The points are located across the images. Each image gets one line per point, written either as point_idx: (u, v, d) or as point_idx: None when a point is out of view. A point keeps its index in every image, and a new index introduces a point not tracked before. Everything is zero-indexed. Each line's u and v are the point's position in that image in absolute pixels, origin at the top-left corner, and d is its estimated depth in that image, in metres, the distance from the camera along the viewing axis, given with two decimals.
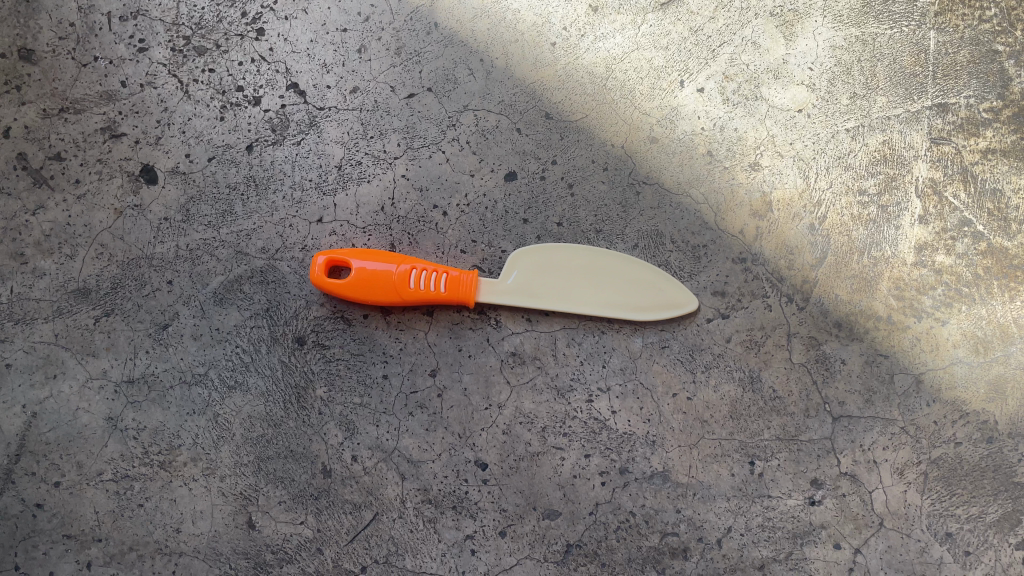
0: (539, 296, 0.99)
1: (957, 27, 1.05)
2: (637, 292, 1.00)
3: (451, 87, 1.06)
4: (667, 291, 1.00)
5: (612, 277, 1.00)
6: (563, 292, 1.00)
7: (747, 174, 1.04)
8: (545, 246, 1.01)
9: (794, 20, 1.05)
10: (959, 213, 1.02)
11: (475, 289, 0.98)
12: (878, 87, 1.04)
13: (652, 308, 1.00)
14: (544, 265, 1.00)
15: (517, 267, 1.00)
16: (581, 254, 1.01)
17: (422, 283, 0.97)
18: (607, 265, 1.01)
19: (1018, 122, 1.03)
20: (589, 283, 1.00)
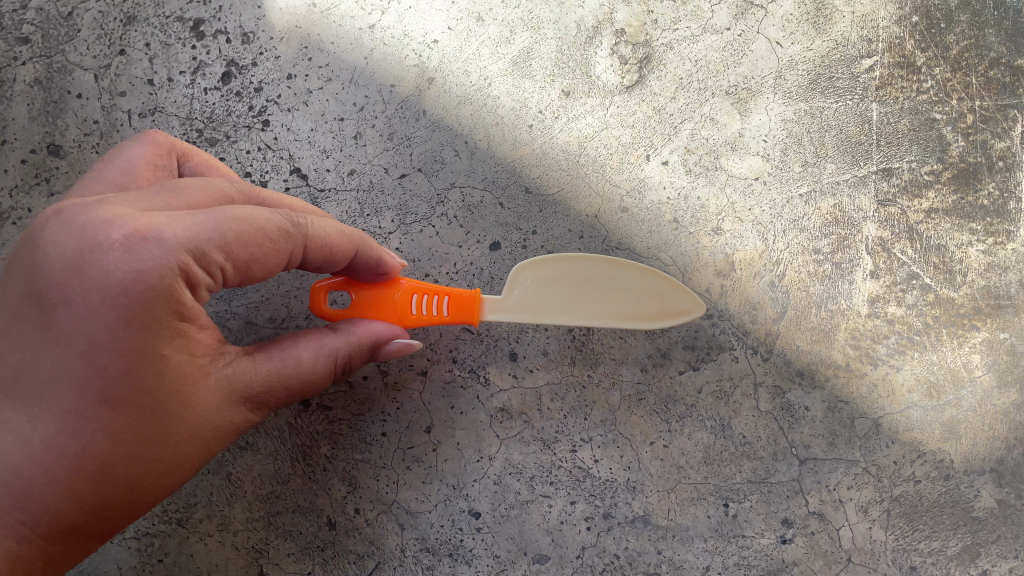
0: (544, 311, 1.01)
1: (898, 99, 1.13)
2: (642, 301, 1.02)
3: (439, 167, 1.17)
4: (673, 297, 1.02)
5: (617, 287, 1.01)
6: (569, 303, 1.01)
7: (711, 238, 1.13)
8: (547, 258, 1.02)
9: (748, 98, 1.14)
10: (907, 268, 1.11)
11: (479, 308, 0.99)
12: (827, 155, 1.13)
13: (661, 316, 1.02)
14: (548, 278, 1.01)
15: (519, 283, 1.01)
16: (586, 264, 1.01)
17: (423, 307, 0.97)
18: (613, 272, 1.02)
19: (957, 184, 1.11)
20: (593, 292, 1.01)
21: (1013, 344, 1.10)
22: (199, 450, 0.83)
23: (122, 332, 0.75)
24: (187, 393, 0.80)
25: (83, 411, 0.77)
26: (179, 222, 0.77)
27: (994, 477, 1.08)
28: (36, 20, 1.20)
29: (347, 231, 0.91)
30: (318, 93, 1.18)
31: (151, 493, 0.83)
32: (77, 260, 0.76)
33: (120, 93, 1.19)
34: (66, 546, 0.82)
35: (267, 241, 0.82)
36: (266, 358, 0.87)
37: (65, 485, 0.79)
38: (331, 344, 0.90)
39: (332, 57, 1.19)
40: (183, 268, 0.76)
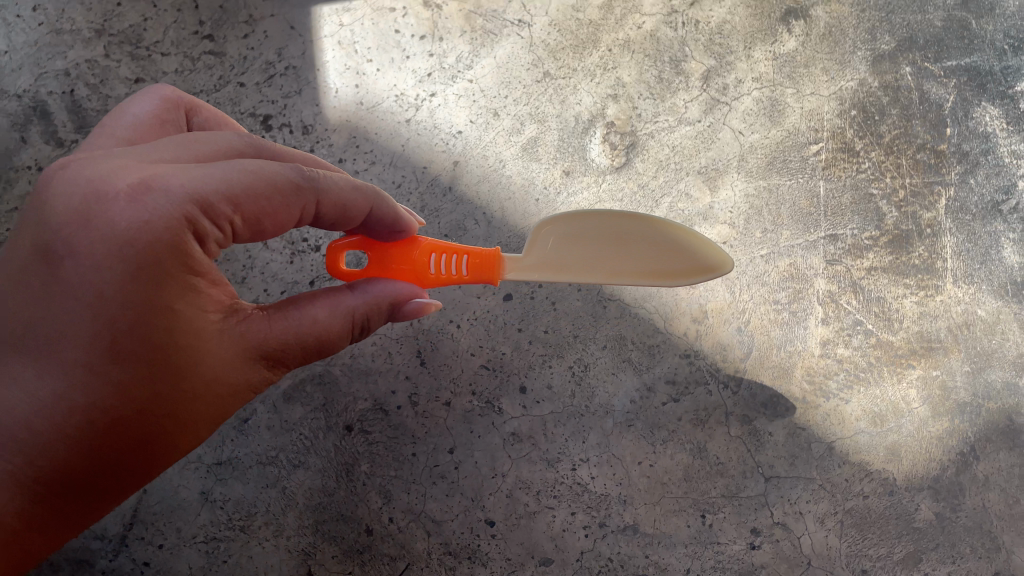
0: (565, 270, 0.96)
1: (840, 177, 1.28)
2: (669, 259, 0.95)
3: (462, 234, 1.27)
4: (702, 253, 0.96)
5: (641, 243, 0.95)
6: (591, 260, 0.96)
7: (687, 290, 1.32)
8: (568, 214, 0.97)
9: (716, 176, 1.28)
10: (852, 315, 1.29)
11: (500, 266, 0.94)
12: (783, 224, 1.28)
13: (686, 275, 0.96)
14: (570, 235, 0.96)
15: (540, 239, 0.96)
16: (611, 219, 0.95)
17: (442, 267, 0.93)
18: (636, 228, 0.96)
19: (892, 247, 1.28)
20: (618, 248, 0.95)
21: (945, 380, 1.28)
22: (212, 408, 0.81)
23: (129, 284, 0.74)
24: (197, 348, 0.78)
25: (89, 366, 0.74)
26: (185, 173, 0.75)
27: (932, 492, 1.27)
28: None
29: (364, 187, 0.88)
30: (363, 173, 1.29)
31: (166, 451, 0.81)
32: (82, 211, 0.74)
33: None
34: (83, 509, 0.81)
35: (278, 195, 0.80)
36: (281, 316, 0.83)
37: (74, 444, 0.76)
38: (349, 304, 0.85)
39: (377, 146, 1.31)
40: (190, 219, 0.75)
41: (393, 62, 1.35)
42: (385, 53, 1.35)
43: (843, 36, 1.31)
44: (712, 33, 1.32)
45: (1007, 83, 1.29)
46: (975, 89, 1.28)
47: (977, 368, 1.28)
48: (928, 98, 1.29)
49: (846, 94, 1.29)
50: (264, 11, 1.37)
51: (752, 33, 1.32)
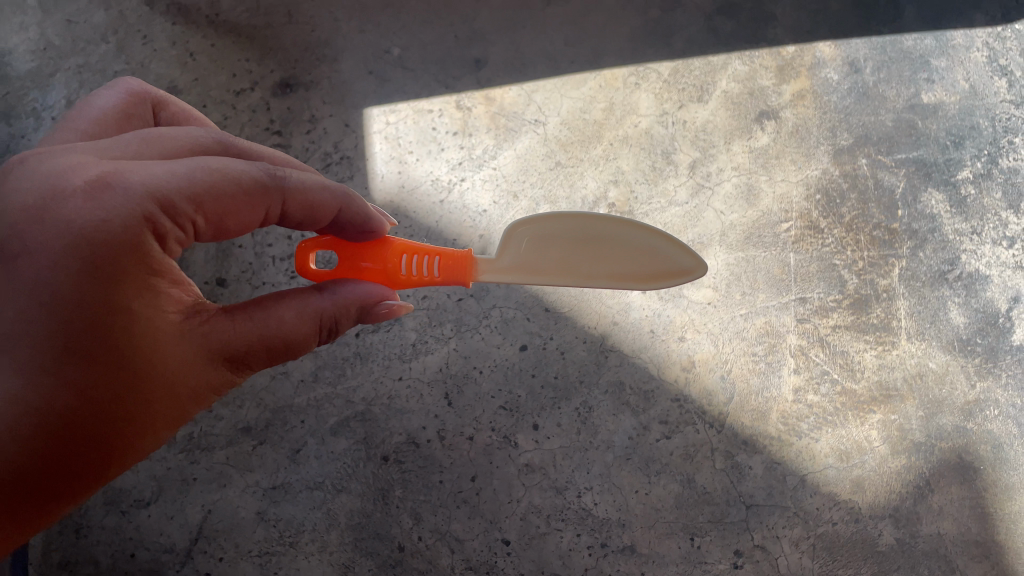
0: (538, 271, 0.98)
1: (808, 249, 1.48)
2: (640, 265, 0.97)
3: (484, 294, 1.54)
4: (672, 260, 0.98)
5: (613, 247, 0.98)
6: (565, 261, 0.98)
7: (677, 343, 1.50)
8: (543, 217, 0.99)
9: (701, 249, 1.46)
10: (820, 366, 1.48)
11: (472, 267, 0.95)
12: (759, 288, 1.48)
13: (661, 277, 0.97)
14: (543, 237, 0.99)
15: (515, 241, 0.99)
16: (585, 223, 0.98)
17: (414, 269, 0.93)
18: (609, 232, 0.98)
19: (854, 308, 1.48)
20: (590, 252, 0.97)
21: (902, 423, 1.46)
22: (173, 408, 0.81)
23: (85, 282, 0.75)
24: (155, 346, 0.78)
25: (47, 361, 0.74)
26: (146, 170, 0.78)
27: (892, 520, 1.44)
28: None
29: (336, 188, 0.89)
30: None
31: (127, 454, 0.80)
32: (41, 208, 0.76)
33: (269, 244, 1.48)
34: (34, 515, 0.77)
35: (242, 193, 0.82)
36: (247, 315, 0.84)
37: (24, 445, 0.74)
38: (314, 304, 0.86)
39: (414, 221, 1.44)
40: (148, 216, 0.77)
41: (429, 153, 1.49)
42: (423, 145, 1.49)
43: (809, 133, 1.51)
44: (696, 130, 1.50)
45: (950, 173, 1.51)
46: (920, 177, 1.50)
47: (930, 413, 1.47)
48: (882, 184, 1.50)
49: (812, 180, 1.50)
50: (324, 108, 1.50)
51: (731, 131, 1.51)
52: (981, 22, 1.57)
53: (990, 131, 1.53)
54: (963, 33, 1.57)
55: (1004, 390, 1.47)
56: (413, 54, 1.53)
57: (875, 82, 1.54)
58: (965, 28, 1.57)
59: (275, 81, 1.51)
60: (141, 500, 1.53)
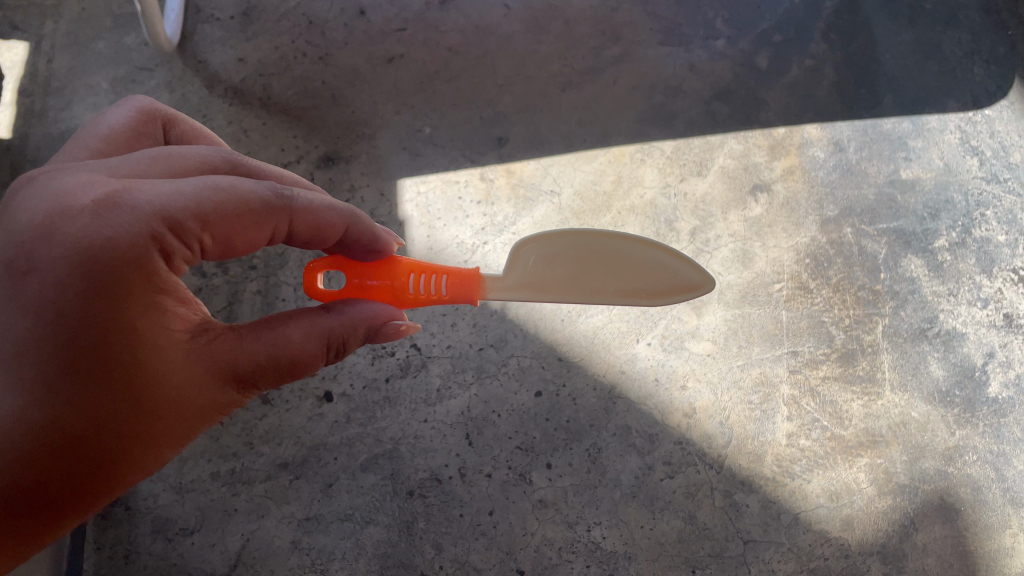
0: (547, 287, 1.02)
1: (798, 307, 1.62)
2: (648, 279, 1.01)
3: (504, 344, 1.63)
4: (680, 275, 1.01)
5: (621, 263, 1.01)
6: (571, 279, 1.01)
7: (680, 390, 1.59)
8: (552, 233, 1.03)
9: (702, 305, 1.62)
10: (810, 414, 1.58)
11: (478, 284, 0.99)
12: (754, 342, 1.60)
13: (665, 292, 1.00)
14: (552, 253, 1.02)
15: (524, 258, 1.03)
16: (592, 240, 1.01)
17: (422, 287, 0.98)
18: (616, 248, 1.01)
19: (841, 362, 1.60)
20: (599, 268, 1.01)
21: (887, 466, 1.56)
22: (178, 427, 0.85)
23: (90, 301, 0.78)
24: (160, 365, 0.82)
25: (53, 381, 0.78)
26: (154, 190, 0.81)
27: (880, 556, 1.52)
28: (262, 255, 1.63)
29: (342, 208, 0.95)
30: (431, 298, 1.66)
31: (131, 472, 0.84)
32: (47, 228, 0.79)
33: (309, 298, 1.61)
34: (42, 527, 0.82)
35: (249, 212, 0.86)
36: (253, 335, 0.88)
37: (30, 463, 0.78)
38: (319, 323, 0.91)
39: None
40: (156, 235, 0.80)
41: (455, 219, 1.63)
42: (450, 213, 1.64)
43: (799, 205, 1.67)
44: (696, 200, 1.65)
45: (928, 241, 1.66)
46: (900, 244, 1.65)
47: (913, 458, 1.57)
48: (865, 250, 1.65)
49: (802, 246, 1.64)
50: (362, 179, 1.65)
51: (728, 202, 1.66)
52: (953, 107, 1.75)
53: (964, 204, 1.69)
54: (937, 116, 1.75)
55: (981, 436, 1.58)
56: (442, 133, 1.70)
57: (858, 160, 1.70)
58: (939, 113, 1.75)
59: (319, 155, 1.67)
60: (185, 529, 1.55)
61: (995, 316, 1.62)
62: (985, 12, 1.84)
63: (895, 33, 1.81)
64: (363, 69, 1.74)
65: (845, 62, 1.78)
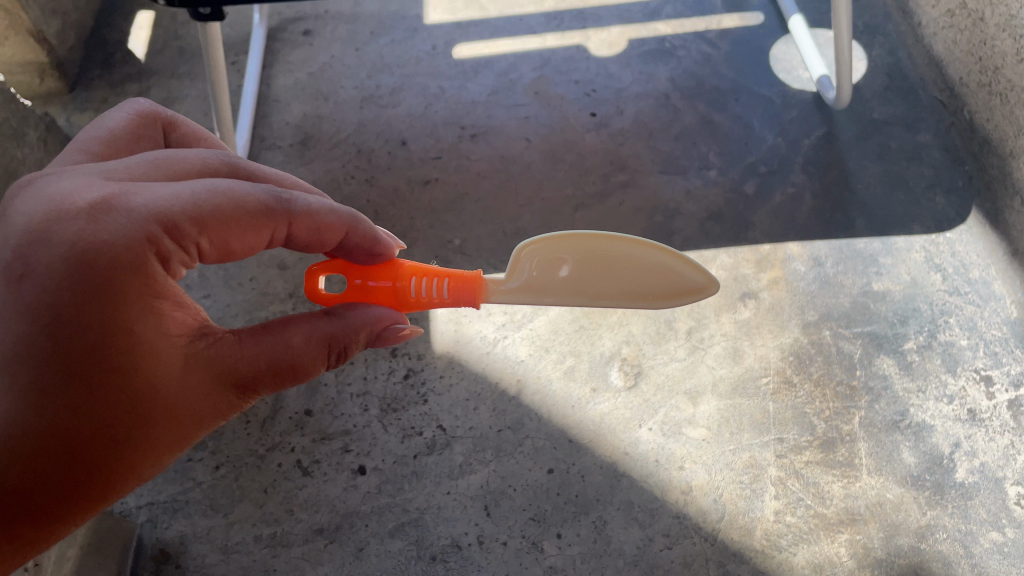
0: (547, 290, 1.20)
1: (784, 399, 1.79)
2: (638, 284, 1.19)
3: (519, 427, 1.80)
4: (665, 283, 1.19)
5: (614, 267, 1.18)
6: (572, 282, 1.19)
7: (677, 471, 1.73)
8: (553, 238, 1.19)
9: (697, 396, 1.81)
10: (795, 492, 1.69)
11: (478, 290, 1.14)
12: (745, 429, 1.76)
13: (650, 297, 1.19)
14: (554, 257, 1.19)
15: (529, 263, 1.20)
16: (590, 244, 1.18)
17: (423, 292, 1.13)
18: (611, 253, 1.18)
19: (823, 449, 1.73)
20: (594, 272, 1.18)
21: (866, 542, 1.63)
22: (174, 428, 0.94)
23: (88, 303, 0.87)
24: (156, 366, 0.91)
25: (48, 383, 0.86)
26: (152, 197, 0.91)
27: None
28: None
29: (342, 211, 1.06)
30: (457, 386, 1.85)
31: (129, 475, 0.92)
32: (46, 235, 0.87)
33: (348, 383, 1.87)
34: (45, 529, 0.89)
35: (246, 215, 0.96)
36: (252, 339, 0.98)
37: (30, 462, 0.85)
38: (315, 328, 1.02)
39: (464, 370, 1.87)
40: (152, 238, 0.90)
41: (479, 316, 1.94)
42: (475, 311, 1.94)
43: (783, 310, 1.89)
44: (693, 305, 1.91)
45: (899, 344, 1.84)
46: (873, 345, 1.84)
47: (888, 535, 1.64)
48: (843, 350, 1.84)
49: (787, 345, 1.85)
50: None
51: (720, 306, 1.90)
52: (918, 230, 1.99)
53: (929, 311, 1.88)
54: (903, 238, 1.98)
55: (951, 517, 1.65)
56: (469, 243, 1.98)
57: (835, 273, 1.94)
58: (905, 235, 1.99)
59: None
60: None
61: (961, 411, 1.75)
62: (944, 150, 2.12)
63: (864, 166, 2.11)
64: (402, 189, 2.09)
65: (822, 190, 2.07)
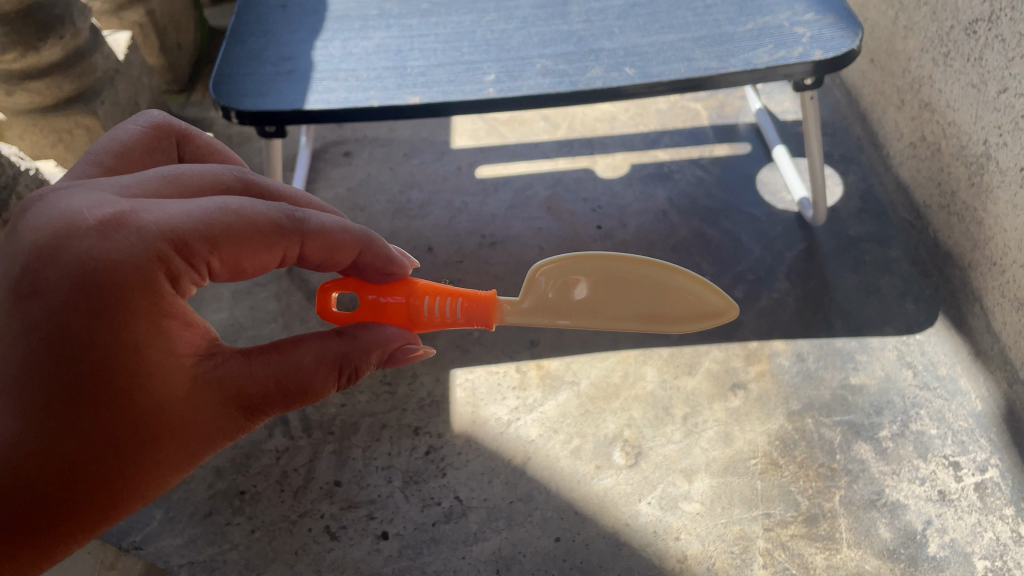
0: (566, 308, 1.43)
1: (771, 478, 1.96)
2: (644, 304, 1.42)
3: (529, 500, 1.97)
4: (667, 304, 1.42)
5: (624, 288, 1.41)
6: (587, 302, 1.42)
7: (673, 541, 1.88)
8: (572, 261, 1.41)
9: (692, 474, 1.99)
10: (781, 563, 1.84)
11: (489, 314, 1.34)
12: (735, 504, 1.93)
13: (654, 317, 1.43)
14: (571, 276, 1.41)
15: (551, 284, 1.42)
16: (603, 268, 1.41)
17: (436, 311, 1.33)
18: (620, 274, 1.41)
19: (807, 524, 1.89)
20: (607, 292, 1.41)
21: None
22: (182, 442, 1.02)
23: (98, 319, 0.94)
24: (164, 382, 1.00)
25: (56, 400, 0.92)
26: (164, 218, 1.00)
27: None
28: (339, 424, 2.14)
29: (347, 232, 1.18)
30: (473, 462, 2.04)
31: (140, 490, 1.00)
32: (56, 255, 0.95)
33: (374, 458, 2.07)
34: (62, 546, 0.95)
35: (256, 234, 1.05)
36: (262, 360, 1.08)
37: (47, 483, 0.91)
38: (327, 348, 1.13)
39: (480, 447, 2.07)
40: (163, 256, 0.98)
41: (494, 400, 2.16)
42: (491, 395, 2.17)
43: (769, 399, 2.10)
44: (687, 394, 2.13)
45: (874, 432, 2.03)
46: (851, 432, 2.03)
47: None
48: (823, 435, 2.03)
49: (773, 431, 2.04)
50: (423, 369, 2.24)
51: (713, 395, 2.12)
52: (891, 332, 2.22)
53: (902, 403, 2.08)
54: (878, 338, 2.21)
55: None
56: (487, 335, 2.31)
57: (816, 368, 2.16)
58: (879, 336, 2.21)
59: None
60: None
61: (932, 492, 1.92)
62: (913, 264, 2.38)
63: (842, 276, 2.36)
64: None
65: (804, 295, 2.32)
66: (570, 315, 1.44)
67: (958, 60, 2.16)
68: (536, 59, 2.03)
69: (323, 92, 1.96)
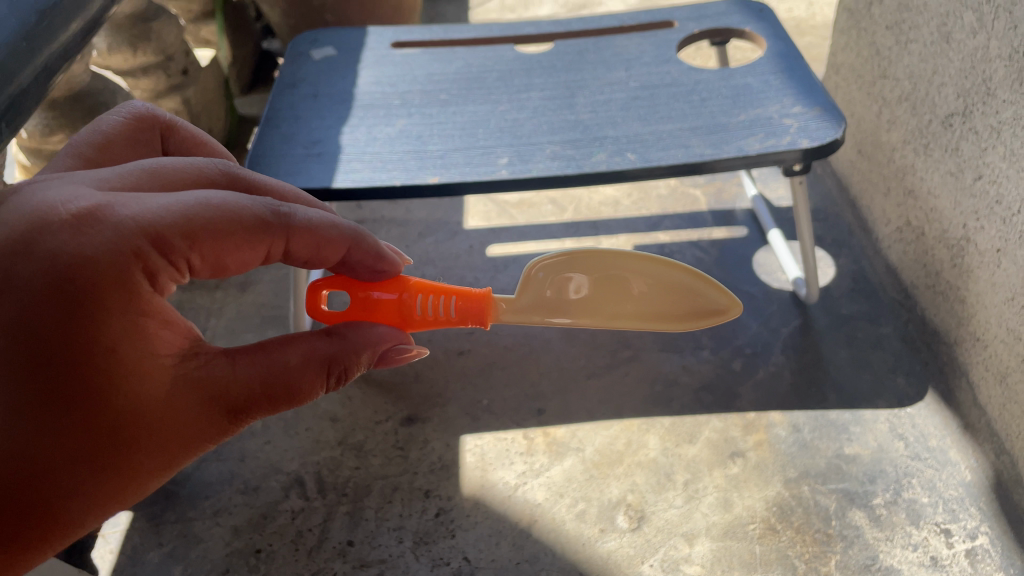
0: (563, 306, 1.50)
1: (769, 542, 2.03)
2: (639, 304, 1.49)
3: (534, 561, 2.03)
4: (662, 304, 1.49)
5: (619, 288, 1.49)
6: (582, 301, 1.49)
7: None
8: (571, 261, 1.49)
9: (692, 538, 2.06)
10: None
11: (482, 313, 1.43)
12: (734, 567, 1.99)
13: (649, 317, 1.50)
14: (568, 275, 1.49)
15: (548, 283, 1.49)
16: (598, 269, 1.49)
17: (427, 309, 1.42)
18: (616, 274, 1.49)
19: None
20: (601, 291, 1.49)
21: None
22: (162, 442, 1.03)
23: (71, 316, 0.94)
24: (142, 381, 1.00)
25: (25, 400, 0.91)
26: (142, 214, 1.00)
27: None
28: (352, 486, 2.23)
29: (336, 229, 1.20)
30: (482, 524, 2.12)
31: (119, 491, 1.01)
32: (29, 253, 0.94)
33: (386, 519, 2.15)
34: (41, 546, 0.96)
35: (240, 231, 1.06)
36: (246, 360, 1.11)
37: (23, 484, 0.92)
38: (316, 350, 1.17)
39: (489, 510, 2.15)
40: (141, 252, 0.99)
41: (503, 465, 2.25)
42: (500, 460, 2.26)
43: (767, 467, 2.19)
44: (688, 461, 2.22)
45: (868, 499, 2.11)
46: (845, 498, 2.11)
47: None
48: (819, 502, 2.11)
49: (770, 497, 2.12)
50: (434, 435, 2.34)
51: (712, 462, 2.21)
52: (883, 404, 2.32)
53: (894, 473, 2.16)
54: (870, 410, 2.31)
55: None
56: (495, 403, 2.41)
57: (811, 438, 2.25)
58: (872, 408, 2.31)
59: (403, 417, 2.39)
60: None
61: (925, 557, 1.98)
62: (903, 340, 2.49)
63: (835, 351, 2.48)
64: None
65: (799, 369, 2.43)
66: (568, 312, 1.50)
67: (937, 151, 2.33)
68: (546, 145, 2.20)
69: (350, 173, 2.13)
